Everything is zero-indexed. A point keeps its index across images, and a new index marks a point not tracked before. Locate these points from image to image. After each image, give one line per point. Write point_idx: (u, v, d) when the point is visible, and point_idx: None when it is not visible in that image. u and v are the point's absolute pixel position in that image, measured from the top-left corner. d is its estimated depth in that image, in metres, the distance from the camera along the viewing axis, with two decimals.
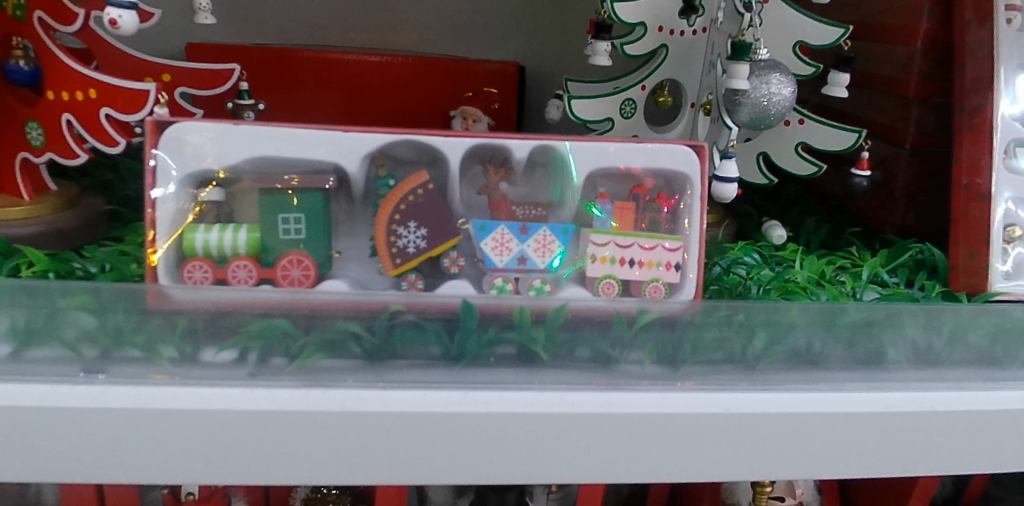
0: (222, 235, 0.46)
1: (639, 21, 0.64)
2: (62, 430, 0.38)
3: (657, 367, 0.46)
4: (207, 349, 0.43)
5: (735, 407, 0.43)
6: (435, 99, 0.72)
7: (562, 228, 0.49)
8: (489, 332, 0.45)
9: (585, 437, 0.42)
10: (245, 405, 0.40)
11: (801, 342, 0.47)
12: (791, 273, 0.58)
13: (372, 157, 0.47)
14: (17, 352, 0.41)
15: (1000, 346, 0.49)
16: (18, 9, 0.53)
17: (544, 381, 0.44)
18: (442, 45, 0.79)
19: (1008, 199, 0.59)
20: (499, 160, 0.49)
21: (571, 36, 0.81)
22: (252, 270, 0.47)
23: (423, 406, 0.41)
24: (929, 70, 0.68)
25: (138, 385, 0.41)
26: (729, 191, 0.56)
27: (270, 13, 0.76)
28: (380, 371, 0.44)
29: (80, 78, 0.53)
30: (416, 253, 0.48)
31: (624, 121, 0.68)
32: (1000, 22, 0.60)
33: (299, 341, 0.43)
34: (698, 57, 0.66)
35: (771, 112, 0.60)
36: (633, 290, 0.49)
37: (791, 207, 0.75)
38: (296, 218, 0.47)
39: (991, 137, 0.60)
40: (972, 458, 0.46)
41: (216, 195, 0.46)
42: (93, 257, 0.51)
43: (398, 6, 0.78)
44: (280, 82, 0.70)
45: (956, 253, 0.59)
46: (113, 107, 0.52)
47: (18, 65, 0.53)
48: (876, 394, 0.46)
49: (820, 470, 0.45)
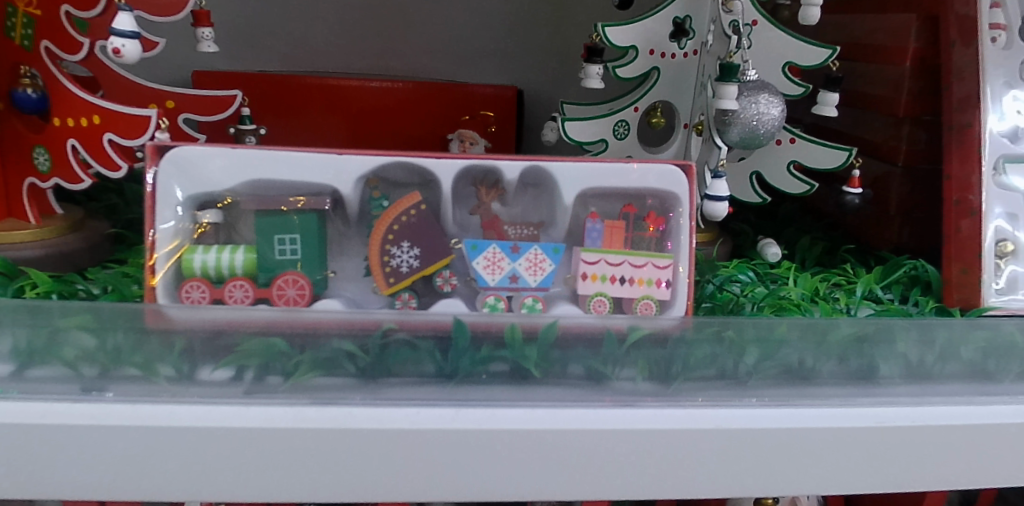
0: (220, 256, 0.47)
1: (630, 44, 0.65)
2: (62, 449, 0.39)
3: (650, 383, 0.46)
4: (204, 368, 0.43)
5: (728, 423, 0.44)
6: (433, 122, 0.74)
7: (554, 247, 0.50)
8: (482, 350, 0.46)
9: (577, 454, 0.43)
10: (242, 423, 0.40)
11: (792, 358, 0.47)
12: (785, 290, 0.59)
13: (366, 179, 0.49)
14: (18, 370, 0.42)
15: (992, 360, 0.49)
16: (27, 39, 0.55)
17: (537, 399, 0.45)
18: (440, 71, 0.81)
19: (999, 215, 0.59)
20: (490, 182, 0.50)
21: (567, 60, 0.82)
22: (249, 290, 0.48)
23: (418, 423, 0.42)
24: (919, 87, 0.69)
25: (139, 402, 0.41)
26: (722, 210, 0.57)
27: (273, 42, 0.78)
28: (375, 389, 0.44)
29: (85, 105, 0.55)
30: (410, 272, 0.49)
31: (618, 142, 0.69)
32: (985, 41, 0.61)
33: (294, 359, 0.44)
34: (690, 78, 0.67)
35: (761, 131, 0.61)
36: (625, 307, 0.50)
37: (786, 226, 0.76)
38: (292, 239, 0.48)
39: (981, 153, 0.60)
40: (968, 473, 0.46)
41: (216, 217, 0.48)
42: (96, 279, 0.53)
43: (398, 34, 0.80)
44: (281, 108, 0.71)
45: (949, 269, 0.60)
46: (117, 133, 0.54)
47: (26, 93, 0.54)
48: (872, 409, 0.46)
49: (816, 487, 0.45)
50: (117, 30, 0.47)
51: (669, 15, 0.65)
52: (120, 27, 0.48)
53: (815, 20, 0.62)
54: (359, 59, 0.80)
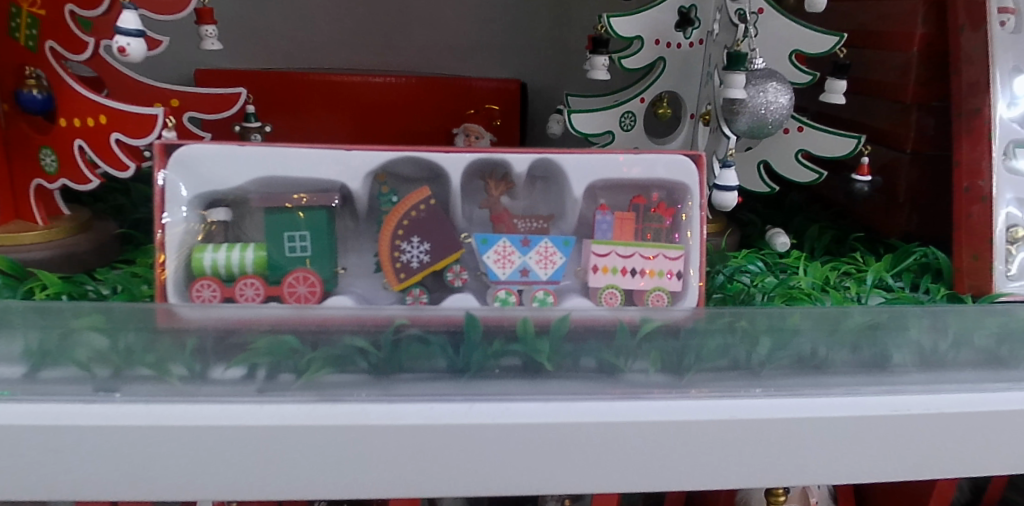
0: (230, 255, 0.47)
1: (636, 35, 0.64)
2: (76, 450, 0.39)
3: (663, 375, 0.46)
4: (216, 367, 0.43)
5: (741, 414, 0.43)
6: (438, 117, 0.73)
7: (564, 240, 0.50)
8: (494, 345, 0.45)
9: (590, 447, 0.43)
10: (256, 421, 0.40)
11: (805, 347, 0.47)
12: (795, 280, 0.59)
13: (375, 175, 0.48)
14: (31, 372, 0.42)
15: (1005, 346, 0.49)
16: (30, 39, 0.55)
17: (549, 392, 0.44)
18: (444, 65, 0.81)
19: (1010, 201, 0.59)
20: (499, 175, 0.49)
21: (571, 53, 0.82)
22: (260, 288, 0.47)
23: (430, 419, 0.41)
24: (926, 74, 0.69)
25: (152, 402, 0.41)
26: (730, 200, 0.56)
27: (276, 39, 0.78)
28: (388, 385, 0.44)
29: (91, 105, 0.54)
30: (419, 268, 0.49)
31: (625, 134, 0.68)
32: (994, 26, 0.61)
33: (307, 356, 0.44)
34: (696, 68, 0.67)
35: (768, 120, 0.60)
36: (636, 299, 0.50)
37: (793, 215, 0.76)
38: (302, 236, 0.48)
39: (991, 139, 0.60)
40: (982, 461, 0.46)
41: (223, 215, 0.48)
42: (106, 280, 0.52)
43: (402, 28, 0.79)
44: (286, 105, 0.71)
45: (960, 256, 0.60)
46: (124, 133, 0.54)
47: (31, 94, 0.54)
48: (886, 398, 0.46)
49: (829, 476, 0.45)
50: (122, 29, 0.47)
51: (674, 5, 0.65)
52: (126, 25, 0.47)
53: (822, 6, 0.62)
54: (363, 54, 0.80)
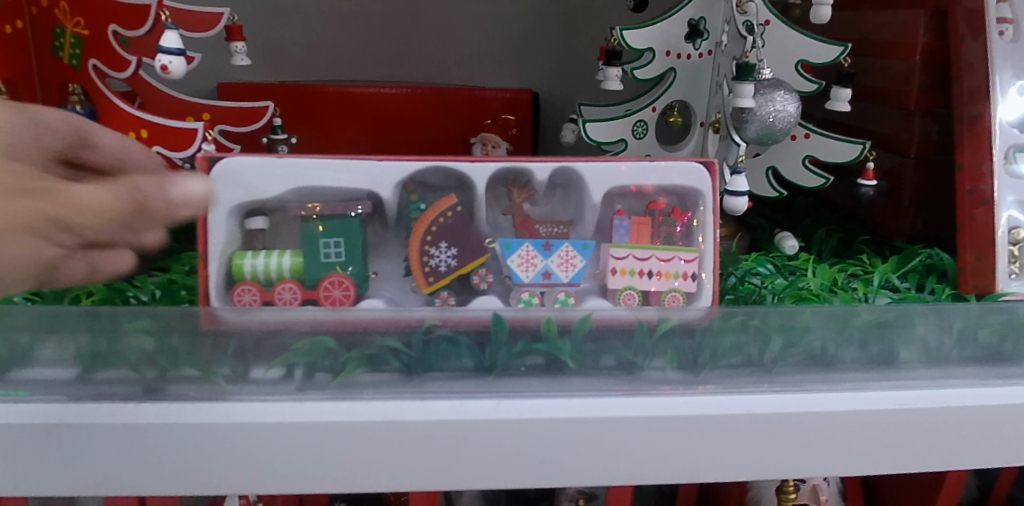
0: (268, 261, 0.50)
1: (647, 46, 0.67)
2: (130, 446, 0.42)
3: (679, 372, 0.48)
4: (257, 367, 0.46)
5: (756, 408, 0.46)
6: (456, 128, 0.76)
7: (584, 244, 0.52)
8: (519, 346, 0.48)
9: (613, 441, 0.45)
10: (297, 418, 0.43)
11: (815, 344, 0.49)
12: (804, 281, 0.61)
13: (404, 184, 0.51)
14: (84, 374, 0.44)
15: (1008, 343, 0.51)
16: (74, 58, 0.58)
17: (572, 389, 0.47)
18: (460, 77, 0.84)
19: (1011, 203, 0.61)
20: (521, 183, 0.52)
21: (583, 64, 0.85)
22: (297, 292, 0.50)
23: (462, 414, 0.44)
24: (929, 81, 0.71)
25: (198, 402, 0.44)
26: (741, 204, 0.59)
27: (298, 53, 0.81)
28: (418, 383, 0.46)
29: (132, 119, 0.58)
30: (447, 272, 0.51)
31: (636, 142, 0.71)
32: (994, 35, 0.63)
33: (343, 357, 0.46)
34: (705, 77, 0.70)
35: (776, 127, 0.63)
36: (652, 300, 0.52)
37: (801, 219, 0.78)
38: (335, 242, 0.50)
39: (991, 144, 0.62)
40: (986, 452, 0.48)
41: (261, 224, 0.50)
42: (145, 287, 0.54)
43: (419, 43, 0.82)
44: (309, 117, 0.74)
45: (964, 257, 0.61)
46: (165, 146, 0.57)
47: (75, 109, 0.57)
48: (895, 392, 0.48)
49: (839, 468, 0.47)
50: (164, 48, 0.50)
51: (685, 17, 0.67)
52: (168, 44, 0.50)
53: (827, 18, 0.64)
54: (382, 67, 0.82)
